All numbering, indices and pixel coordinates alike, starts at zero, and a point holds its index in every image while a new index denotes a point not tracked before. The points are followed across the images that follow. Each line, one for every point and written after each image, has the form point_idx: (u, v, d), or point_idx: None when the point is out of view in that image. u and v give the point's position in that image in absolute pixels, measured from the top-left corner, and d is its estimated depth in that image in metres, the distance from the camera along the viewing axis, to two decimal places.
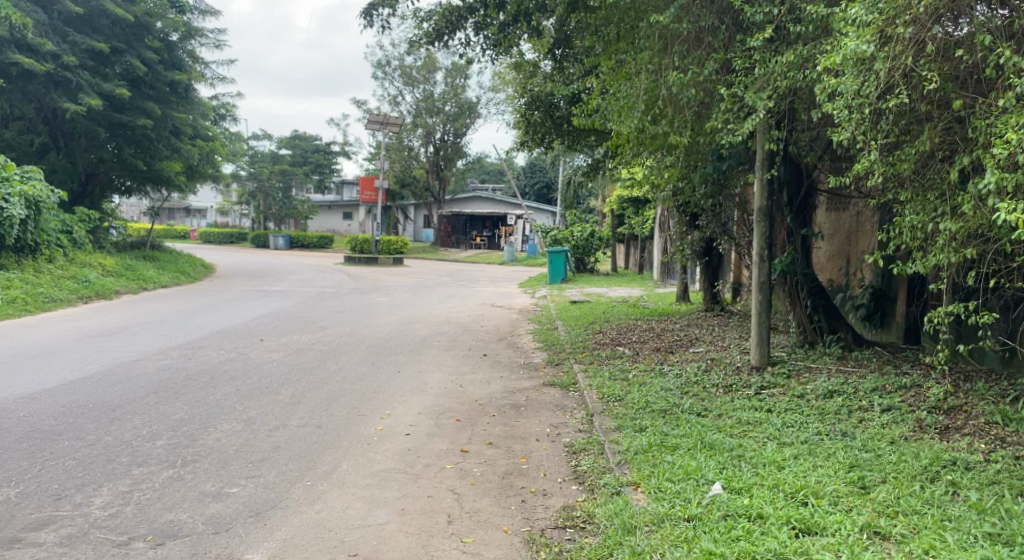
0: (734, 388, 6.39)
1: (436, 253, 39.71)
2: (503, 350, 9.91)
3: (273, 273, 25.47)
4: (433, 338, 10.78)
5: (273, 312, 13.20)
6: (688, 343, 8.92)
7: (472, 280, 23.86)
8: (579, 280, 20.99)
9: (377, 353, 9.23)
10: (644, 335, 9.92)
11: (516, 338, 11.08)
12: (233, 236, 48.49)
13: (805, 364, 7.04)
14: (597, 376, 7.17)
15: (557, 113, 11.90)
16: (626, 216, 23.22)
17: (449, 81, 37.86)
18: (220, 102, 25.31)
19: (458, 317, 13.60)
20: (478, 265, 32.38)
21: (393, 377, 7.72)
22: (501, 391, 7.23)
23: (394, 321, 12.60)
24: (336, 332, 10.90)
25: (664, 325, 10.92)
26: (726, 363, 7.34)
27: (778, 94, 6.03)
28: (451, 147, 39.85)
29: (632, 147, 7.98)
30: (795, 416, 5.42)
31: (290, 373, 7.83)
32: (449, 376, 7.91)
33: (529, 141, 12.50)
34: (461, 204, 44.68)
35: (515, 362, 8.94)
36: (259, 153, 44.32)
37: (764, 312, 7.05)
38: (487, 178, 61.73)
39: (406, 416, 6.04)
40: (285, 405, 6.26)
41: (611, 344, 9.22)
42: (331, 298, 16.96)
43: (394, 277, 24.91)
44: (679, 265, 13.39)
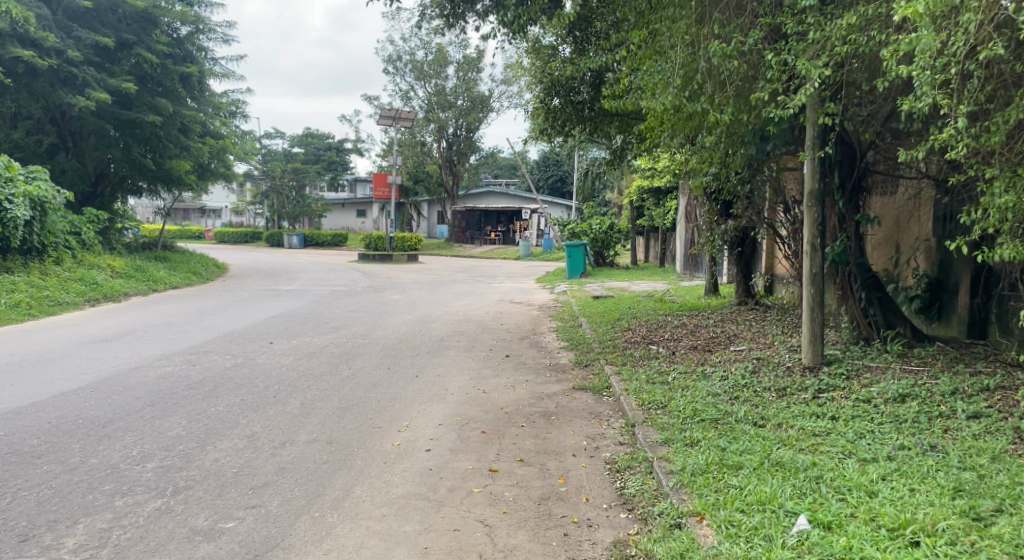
0: (790, 393, 5.72)
1: (451, 249, 39.18)
2: (526, 350, 9.29)
3: (286, 272, 25.02)
4: (451, 338, 10.18)
5: (284, 313, 12.66)
6: (727, 341, 8.24)
7: (489, 276, 23.25)
8: (599, 275, 20.32)
9: (393, 356, 8.66)
10: (677, 332, 9.25)
11: (539, 337, 10.46)
12: (247, 236, 48.18)
13: (863, 363, 6.35)
14: (633, 380, 6.54)
15: (578, 97, 11.14)
16: (646, 208, 22.51)
17: (461, 75, 37.30)
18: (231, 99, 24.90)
19: (476, 315, 12.99)
20: (493, 261, 31.79)
21: (410, 383, 7.13)
22: (528, 397, 6.63)
23: (410, 320, 12.01)
24: (348, 333, 10.33)
25: (697, 320, 10.25)
26: (774, 362, 6.67)
27: (836, 61, 5.38)
28: (464, 142, 39.26)
29: (666, 130, 7.36)
30: (868, 425, 4.77)
31: (300, 379, 7.26)
32: (471, 380, 7.32)
33: (548, 129, 11.74)
34: (474, 199, 44.10)
35: (540, 363, 8.34)
36: (272, 152, 43.92)
37: (816, 306, 6.39)
38: (501, 173, 61.17)
39: (426, 429, 5.44)
40: (293, 417, 5.68)
41: (643, 343, 8.56)
42: (344, 297, 16.39)
43: (409, 274, 24.36)
44: (708, 256, 12.69)
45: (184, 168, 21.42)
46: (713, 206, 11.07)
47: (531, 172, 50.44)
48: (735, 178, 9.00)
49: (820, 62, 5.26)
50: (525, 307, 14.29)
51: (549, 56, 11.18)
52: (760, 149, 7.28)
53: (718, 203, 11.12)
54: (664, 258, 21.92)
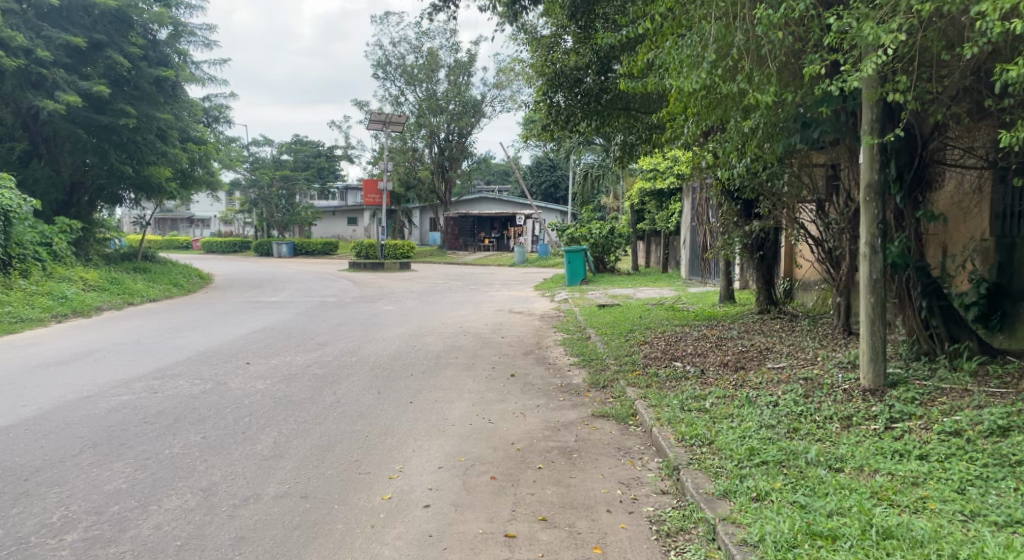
0: (857, 424, 4.80)
1: (444, 257, 38.22)
2: (532, 367, 8.34)
3: (273, 282, 23.97)
4: (448, 355, 9.20)
5: (267, 327, 11.67)
6: (762, 358, 7.30)
7: (486, 284, 22.28)
8: (601, 281, 19.41)
9: (385, 378, 7.68)
10: (701, 346, 8.29)
11: (546, 351, 9.48)
12: (236, 245, 47.02)
13: (934, 385, 5.40)
14: (664, 407, 5.62)
15: (583, 89, 10.21)
16: (647, 211, 21.63)
17: (452, 79, 36.49)
18: (212, 104, 23.94)
19: (475, 327, 12.03)
20: (488, 268, 30.79)
21: (403, 411, 6.15)
22: (542, 428, 5.67)
23: (402, 334, 11.02)
24: (335, 351, 9.33)
25: (719, 332, 9.31)
26: (828, 383, 5.74)
27: (914, 23, 4.48)
28: (456, 147, 38.35)
29: (694, 118, 6.46)
30: (973, 469, 3.87)
31: (276, 407, 6.28)
32: (473, 406, 6.36)
33: (552, 126, 10.80)
34: (467, 205, 43.24)
35: (551, 383, 7.38)
36: (260, 159, 42.87)
37: (877, 319, 5.47)
38: (493, 180, 60.33)
39: (423, 475, 4.47)
40: (261, 462, 4.70)
41: (666, 360, 7.59)
42: (333, 308, 15.37)
43: (402, 283, 23.36)
44: (724, 261, 11.80)
45: (164, 174, 20.38)
46: (733, 207, 10.18)
47: (525, 177, 49.52)
48: (766, 173, 8.09)
49: (894, 23, 4.38)
50: (526, 317, 13.33)
51: (550, 45, 10.25)
52: (804, 137, 6.39)
53: (739, 202, 10.22)
54: (668, 263, 20.99)
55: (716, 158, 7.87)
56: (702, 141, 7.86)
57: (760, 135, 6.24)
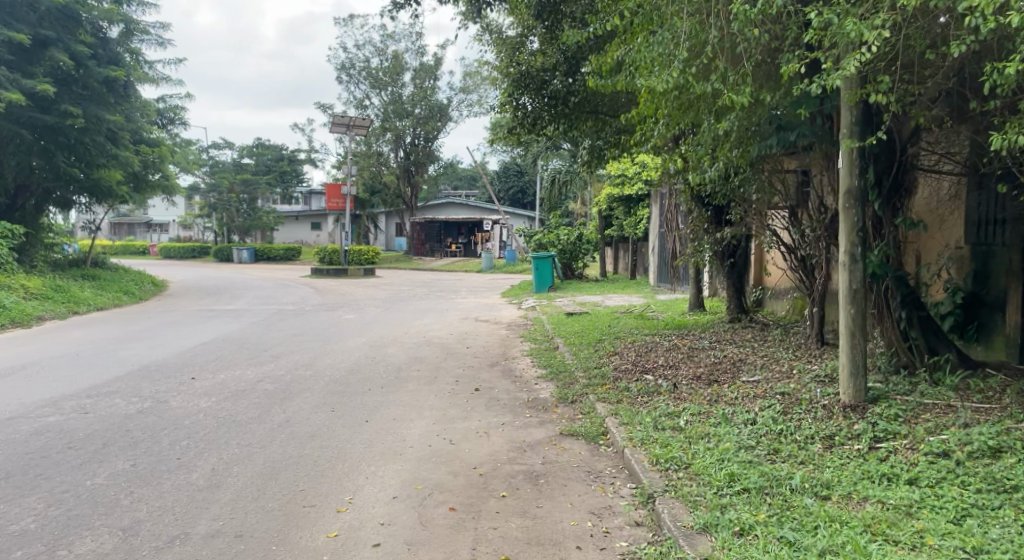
0: (840, 445, 4.53)
1: (410, 263, 37.65)
2: (498, 380, 7.95)
3: (232, 289, 23.22)
4: (409, 367, 8.76)
5: (219, 338, 11.10)
6: (736, 371, 7.02)
7: (452, 290, 21.85)
8: (569, 288, 19.12)
9: (340, 394, 7.23)
10: (673, 358, 7.98)
11: (512, 363, 9.10)
12: (195, 251, 45.80)
13: (915, 401, 5.17)
14: (637, 426, 5.29)
15: (550, 91, 9.89)
16: (615, 217, 21.46)
17: (418, 83, 36.03)
18: (167, 105, 23.16)
19: (439, 337, 11.60)
20: (454, 274, 30.32)
21: (358, 432, 5.73)
22: (507, 450, 5.29)
23: (362, 345, 10.55)
24: (289, 364, 8.83)
25: (690, 342, 9.03)
26: (806, 399, 5.47)
27: (898, 18, 4.22)
28: (422, 151, 37.85)
29: (665, 120, 6.18)
30: (968, 496, 3.59)
31: (219, 428, 5.81)
32: (434, 425, 5.96)
33: (518, 130, 10.45)
34: (433, 210, 42.76)
35: (517, 398, 7.00)
36: (220, 163, 41.85)
37: (858, 332, 5.22)
38: (460, 185, 59.91)
39: (374, 507, 4.07)
40: (194, 494, 4.26)
41: (637, 373, 7.26)
42: (291, 317, 14.82)
43: (365, 289, 22.81)
44: (693, 269, 11.56)
45: (115, 177, 19.58)
46: (704, 213, 9.92)
47: (492, 183, 49.17)
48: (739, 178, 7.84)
49: (878, 19, 4.12)
50: (492, 326, 12.95)
51: (515, 46, 9.93)
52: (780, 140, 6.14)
53: (709, 207, 9.97)
54: (636, 269, 20.78)
55: (688, 162, 7.61)
56: (674, 144, 7.59)
57: (735, 139, 5.97)
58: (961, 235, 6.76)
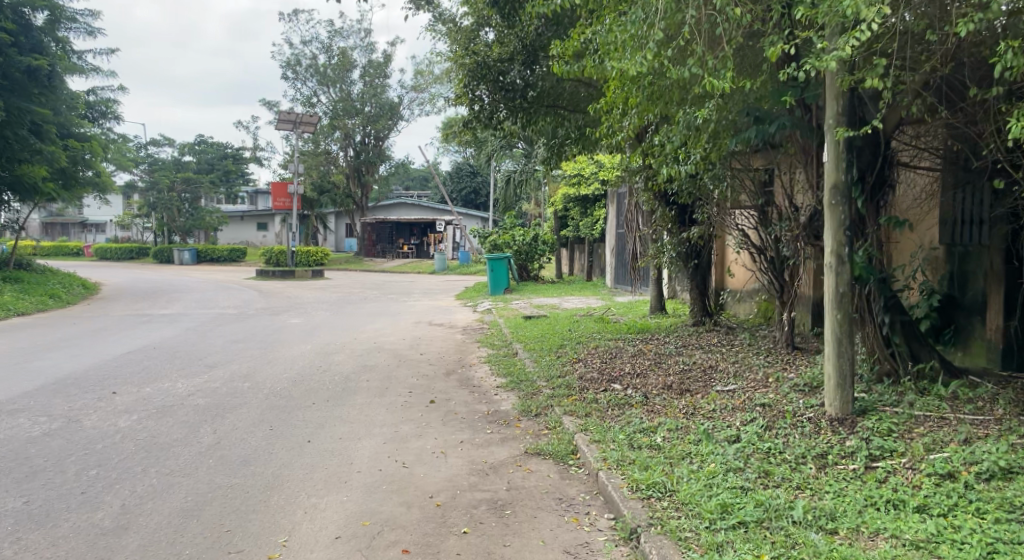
0: (834, 465, 4.11)
1: (360, 264, 36.73)
2: (454, 391, 7.38)
3: (170, 291, 22.04)
4: (358, 377, 8.12)
5: (149, 346, 10.24)
6: (709, 380, 6.60)
7: (404, 293, 21.13)
8: (525, 290, 18.64)
9: (280, 408, 6.56)
10: (640, 365, 7.54)
11: (469, 371, 8.56)
12: (133, 252, 43.84)
13: (906, 412, 4.81)
14: (611, 445, 4.81)
15: (508, 83, 9.40)
16: (571, 218, 21.12)
17: (367, 80, 35.21)
18: (98, 98, 21.90)
19: (391, 343, 10.95)
20: (406, 276, 29.57)
21: (299, 454, 5.10)
22: (467, 473, 4.74)
23: (307, 353, 9.84)
24: (224, 375, 8.09)
25: (655, 347, 8.62)
26: (789, 412, 5.07)
27: None
28: (373, 150, 36.93)
29: (636, 109, 5.73)
30: (988, 527, 3.20)
31: (137, 453, 5.11)
32: (386, 445, 5.38)
33: (474, 124, 9.92)
34: (384, 211, 41.88)
35: (475, 411, 6.45)
36: (160, 161, 40.17)
37: (845, 339, 4.82)
38: (412, 186, 59.10)
39: (314, 552, 3.49)
40: (98, 539, 3.61)
41: (603, 383, 6.79)
42: (232, 321, 13.96)
43: (314, 292, 21.93)
44: (655, 271, 11.18)
45: (39, 174, 18.32)
46: (668, 212, 9.55)
47: (445, 183, 48.49)
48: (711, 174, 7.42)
49: None
50: (447, 330, 12.38)
51: (469, 36, 9.42)
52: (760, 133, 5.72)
53: (673, 207, 9.61)
54: (593, 270, 20.44)
55: (657, 156, 7.18)
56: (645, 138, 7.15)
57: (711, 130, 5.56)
58: (935, 234, 6.41)
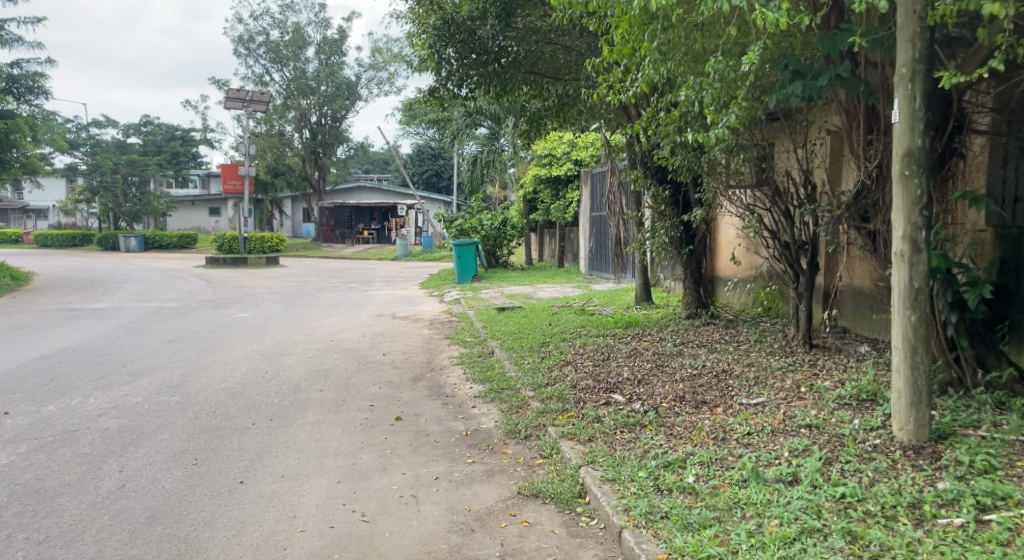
0: (935, 521, 3.12)
1: (319, 250, 35.13)
2: (424, 404, 6.26)
3: (108, 281, 20.32)
4: (309, 387, 6.93)
5: (66, 348, 8.84)
6: (726, 388, 5.59)
7: (363, 281, 19.81)
8: (494, 277, 17.50)
9: (211, 431, 5.34)
10: (641, 370, 6.48)
11: (440, 376, 7.45)
12: (76, 238, 41.44)
13: (998, 438, 3.84)
14: (632, 487, 3.76)
15: (480, 45, 8.23)
16: (541, 200, 19.99)
17: (323, 58, 33.55)
18: (23, 71, 20.00)
19: (349, 341, 9.74)
20: (368, 263, 28.19)
21: (226, 505, 3.93)
22: (446, 530, 3.63)
23: (252, 355, 8.58)
24: (148, 386, 6.81)
25: (652, 345, 7.58)
26: (849, 437, 4.06)
27: None
28: (329, 131, 35.26)
29: (654, 55, 4.64)
30: None
31: (8, 508, 3.87)
32: (340, 486, 4.24)
33: (441, 94, 8.76)
34: (343, 195, 40.25)
35: (451, 432, 5.36)
36: (102, 142, 37.84)
37: (921, 345, 3.80)
38: (371, 170, 57.42)
39: None
40: None
41: (602, 395, 5.76)
42: (172, 316, 12.55)
43: (266, 281, 20.45)
44: (640, 256, 10.17)
45: None
46: (661, 192, 8.48)
47: (406, 166, 46.90)
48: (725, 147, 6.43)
49: None
50: (413, 325, 11.21)
51: None
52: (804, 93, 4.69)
53: (667, 186, 8.55)
54: (565, 257, 19.39)
55: (662, 124, 6.22)
56: (655, 110, 6.23)
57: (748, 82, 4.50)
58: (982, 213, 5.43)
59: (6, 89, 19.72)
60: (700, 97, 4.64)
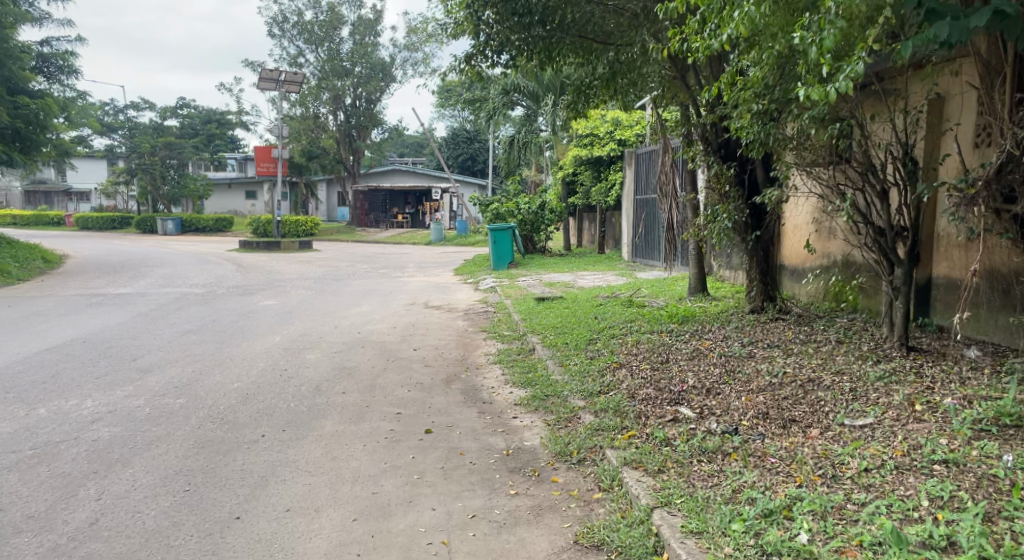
0: None
1: (353, 234, 34.67)
2: (458, 411, 5.48)
3: (141, 265, 20.01)
4: (330, 389, 6.18)
5: (77, 338, 8.24)
6: (819, 403, 4.69)
7: (396, 267, 19.09)
8: (531, 264, 16.68)
9: (213, 445, 4.61)
10: (708, 376, 5.56)
11: (476, 376, 6.68)
12: (116, 221, 41.71)
13: None
14: (724, 549, 2.92)
15: (521, 4, 7.34)
16: (581, 183, 19.01)
17: (357, 39, 32.87)
18: (52, 50, 19.74)
19: (378, 334, 8.99)
20: (403, 248, 27.61)
21: (213, 552, 3.18)
22: None
23: (272, 350, 7.87)
24: (155, 386, 6.12)
25: (717, 345, 6.65)
26: (1007, 483, 3.13)
27: None
28: (364, 114, 34.63)
29: None
30: None
31: None
32: (355, 526, 3.46)
33: (478, 61, 7.90)
34: (378, 178, 39.73)
35: (490, 451, 4.57)
36: (139, 125, 37.87)
37: None
38: (406, 153, 57.02)
39: None
40: None
41: (667, 408, 4.90)
42: (196, 304, 11.98)
43: (298, 266, 19.92)
44: (695, 242, 9.21)
45: None
46: (726, 171, 7.44)
47: (441, 149, 46.22)
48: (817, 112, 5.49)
49: None
50: (447, 315, 10.46)
51: None
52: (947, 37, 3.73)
53: (732, 163, 7.51)
54: (605, 243, 18.47)
55: (749, 86, 5.42)
56: (746, 64, 5.39)
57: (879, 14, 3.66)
58: None
59: (38, 68, 19.39)
60: (815, 41, 3.68)
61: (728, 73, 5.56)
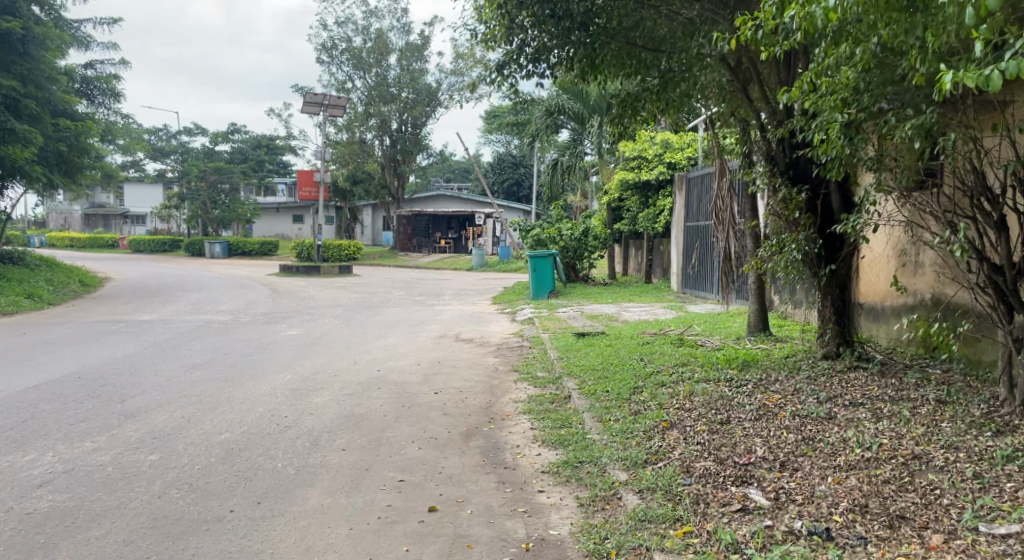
0: None
1: (395, 259, 34.24)
2: (473, 480, 4.55)
3: (177, 289, 19.71)
4: (329, 444, 5.30)
5: (72, 374, 7.58)
6: (933, 492, 3.61)
7: (433, 294, 18.34)
8: (573, 293, 15.71)
9: (167, 524, 3.75)
10: (781, 445, 4.51)
11: (502, 430, 5.73)
12: (166, 244, 42.28)
13: None
14: None
15: (559, 6, 6.49)
16: (627, 208, 17.99)
17: (404, 64, 32.71)
18: (96, 73, 19.81)
19: (398, 373, 8.12)
20: (443, 274, 26.97)
21: None
22: None
23: (278, 390, 7.07)
24: (131, 435, 5.33)
25: (788, 402, 5.54)
26: None
27: None
28: (409, 139, 34.31)
29: None
30: None
31: None
32: None
33: (513, 70, 7.04)
34: (421, 203, 39.37)
35: (507, 542, 3.61)
36: (191, 150, 38.22)
37: None
38: (452, 178, 56.88)
39: None
40: None
41: (734, 490, 3.88)
42: (217, 333, 11.33)
43: (333, 292, 19.33)
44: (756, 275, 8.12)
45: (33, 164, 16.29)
46: (796, 195, 6.33)
47: (485, 174, 45.81)
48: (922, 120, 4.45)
49: None
50: (477, 351, 9.56)
51: None
52: None
53: (803, 186, 6.45)
54: (653, 271, 17.41)
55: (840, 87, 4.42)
56: (836, 60, 4.42)
57: None
58: None
59: (81, 91, 19.45)
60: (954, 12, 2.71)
61: (809, 74, 4.59)
